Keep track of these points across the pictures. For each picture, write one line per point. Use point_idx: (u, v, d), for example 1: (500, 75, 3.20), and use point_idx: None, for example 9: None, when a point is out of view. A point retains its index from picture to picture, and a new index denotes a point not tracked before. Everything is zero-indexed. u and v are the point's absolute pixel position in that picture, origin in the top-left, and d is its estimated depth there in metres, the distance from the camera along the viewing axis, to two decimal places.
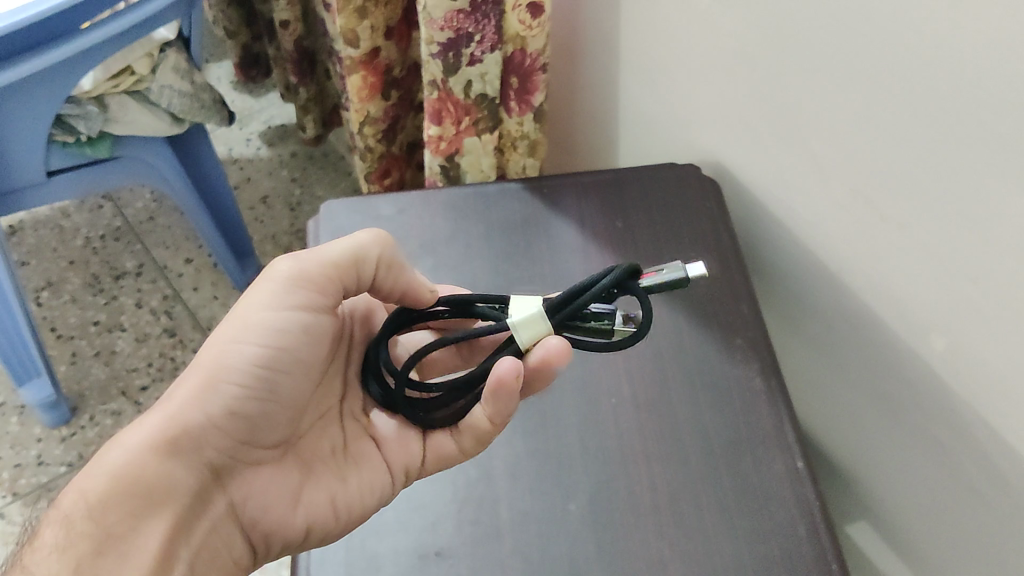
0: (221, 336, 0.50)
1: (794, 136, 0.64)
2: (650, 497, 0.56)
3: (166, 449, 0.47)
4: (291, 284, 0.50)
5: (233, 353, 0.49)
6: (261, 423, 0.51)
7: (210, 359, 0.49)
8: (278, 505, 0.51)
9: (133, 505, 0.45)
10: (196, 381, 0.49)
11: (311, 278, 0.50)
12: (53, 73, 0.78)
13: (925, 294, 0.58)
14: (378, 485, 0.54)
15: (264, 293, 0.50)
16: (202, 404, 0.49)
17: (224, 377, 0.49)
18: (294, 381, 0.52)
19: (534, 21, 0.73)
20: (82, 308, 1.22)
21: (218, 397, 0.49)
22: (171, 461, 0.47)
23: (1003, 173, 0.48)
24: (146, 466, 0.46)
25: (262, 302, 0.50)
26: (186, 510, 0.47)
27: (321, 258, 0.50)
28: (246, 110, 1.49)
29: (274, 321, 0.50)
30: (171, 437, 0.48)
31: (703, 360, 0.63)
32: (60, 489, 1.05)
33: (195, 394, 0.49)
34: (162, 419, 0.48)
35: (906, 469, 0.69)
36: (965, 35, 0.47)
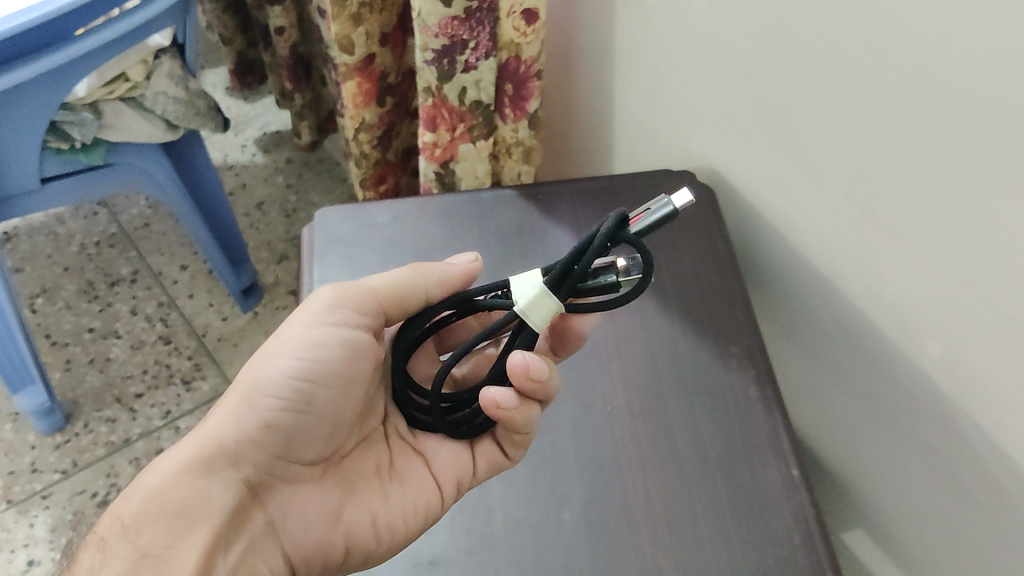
0: (260, 354, 0.50)
1: (789, 143, 0.64)
2: (644, 505, 0.56)
3: (200, 469, 0.48)
4: (331, 304, 0.50)
5: (270, 369, 0.49)
6: (297, 438, 0.50)
7: (248, 377, 0.50)
8: (320, 523, 0.51)
9: (167, 523, 0.45)
10: (232, 401, 0.50)
11: (352, 300, 0.50)
12: (47, 79, 0.78)
13: (920, 301, 0.58)
14: (420, 500, 0.53)
15: (303, 313, 0.50)
16: (234, 422, 0.49)
17: (261, 390, 0.49)
18: (335, 397, 0.51)
19: (528, 28, 0.73)
20: (77, 315, 1.22)
21: (253, 414, 0.49)
22: (204, 480, 0.48)
23: (1000, 182, 0.48)
24: (179, 486, 0.47)
25: (302, 321, 0.50)
26: (225, 528, 0.47)
27: (361, 285, 0.50)
28: (241, 117, 1.49)
29: (312, 335, 0.49)
30: (204, 456, 0.48)
31: (697, 367, 0.63)
32: (53, 497, 1.04)
33: (232, 411, 0.49)
34: (198, 440, 0.49)
35: (902, 478, 0.69)
36: (959, 43, 0.46)
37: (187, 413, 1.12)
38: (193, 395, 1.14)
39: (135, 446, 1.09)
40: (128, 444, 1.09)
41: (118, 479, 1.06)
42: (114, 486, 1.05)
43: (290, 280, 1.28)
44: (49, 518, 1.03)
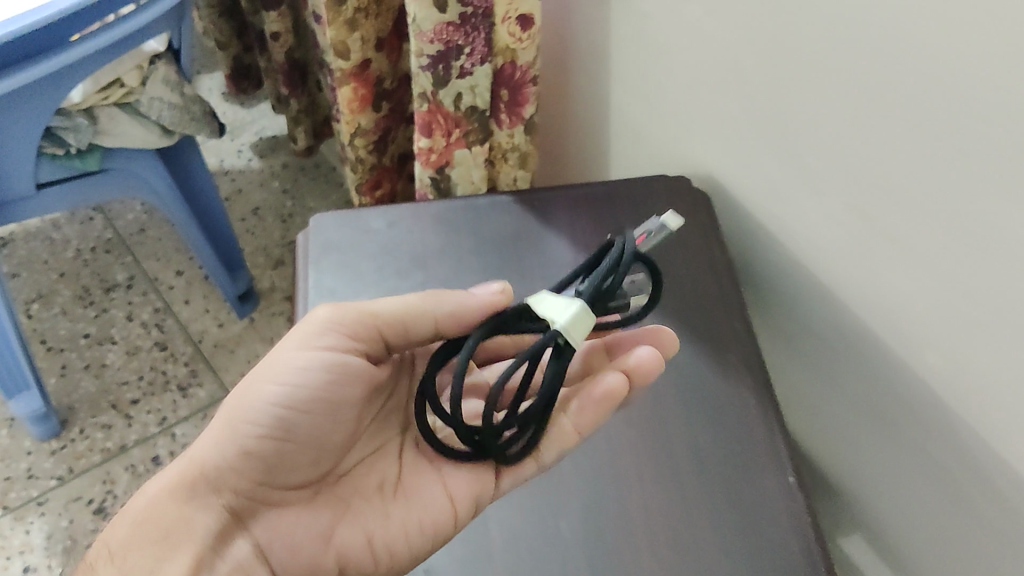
0: (247, 378, 0.51)
1: (784, 148, 0.63)
2: (641, 513, 0.56)
3: (182, 494, 0.50)
4: (319, 328, 0.50)
5: (250, 394, 0.50)
6: (279, 462, 0.51)
7: (231, 402, 0.51)
8: (309, 544, 0.51)
9: (147, 548, 0.48)
10: (215, 425, 0.51)
11: (342, 326, 0.50)
12: (41, 85, 0.78)
13: (917, 308, 0.58)
14: (428, 518, 0.51)
15: (292, 339, 0.51)
16: (214, 447, 0.50)
17: (241, 418, 0.50)
18: (318, 421, 0.51)
19: (523, 34, 0.73)
20: (72, 321, 1.21)
21: (233, 438, 0.50)
22: (187, 505, 0.50)
23: (998, 189, 0.48)
24: (159, 512, 0.49)
25: (289, 346, 0.51)
26: (207, 551, 0.49)
27: (355, 308, 0.51)
28: (237, 121, 1.49)
29: (294, 360, 0.50)
30: (187, 481, 0.50)
31: (693, 374, 0.63)
32: (49, 503, 1.04)
33: (214, 437, 0.51)
34: (184, 464, 0.51)
35: (899, 484, 0.69)
36: (955, 49, 0.46)
37: (183, 419, 1.12)
38: (189, 401, 1.14)
39: (131, 452, 1.09)
40: (124, 450, 1.09)
41: (114, 486, 1.06)
42: (110, 492, 1.05)
43: (286, 286, 1.27)
44: (45, 524, 1.02)
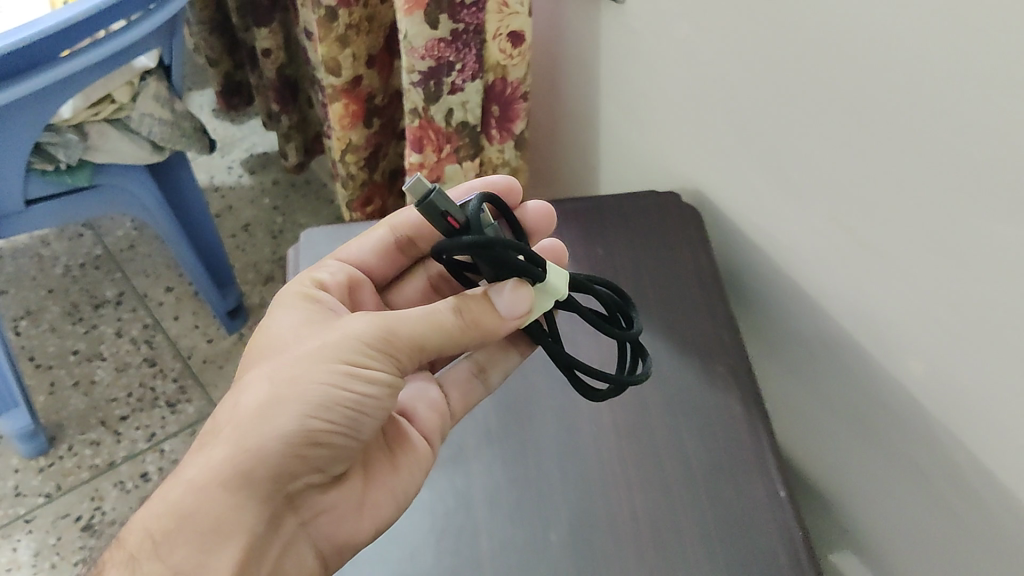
0: (307, 369, 0.46)
1: (771, 162, 0.64)
2: (631, 525, 0.56)
3: (234, 483, 0.45)
4: (378, 341, 0.46)
5: (317, 395, 0.45)
6: (336, 455, 0.47)
7: (291, 393, 0.45)
8: (348, 513, 0.50)
9: (199, 540, 0.44)
10: (271, 418, 0.45)
11: (411, 337, 0.46)
12: (32, 103, 0.78)
13: (905, 322, 0.58)
14: (425, 463, 0.53)
15: (352, 339, 0.46)
16: (277, 441, 0.45)
17: (311, 416, 0.45)
18: (379, 420, 0.47)
19: (514, 50, 0.74)
20: (61, 337, 1.21)
21: (295, 438, 0.45)
22: (238, 494, 0.45)
23: (982, 203, 0.48)
24: (210, 504, 0.44)
25: (351, 350, 0.46)
26: (256, 542, 0.46)
27: (417, 321, 0.46)
28: (227, 139, 1.50)
29: (364, 365, 0.45)
30: (240, 470, 0.45)
31: (683, 387, 0.63)
32: (36, 521, 1.03)
33: (271, 428, 0.45)
34: (230, 448, 0.45)
35: (889, 498, 0.68)
36: (936, 67, 0.47)
37: (172, 435, 1.12)
38: (178, 417, 1.13)
39: (119, 469, 1.08)
40: (112, 467, 1.08)
41: (102, 503, 1.05)
42: (97, 509, 1.04)
43: None
44: (31, 542, 1.01)
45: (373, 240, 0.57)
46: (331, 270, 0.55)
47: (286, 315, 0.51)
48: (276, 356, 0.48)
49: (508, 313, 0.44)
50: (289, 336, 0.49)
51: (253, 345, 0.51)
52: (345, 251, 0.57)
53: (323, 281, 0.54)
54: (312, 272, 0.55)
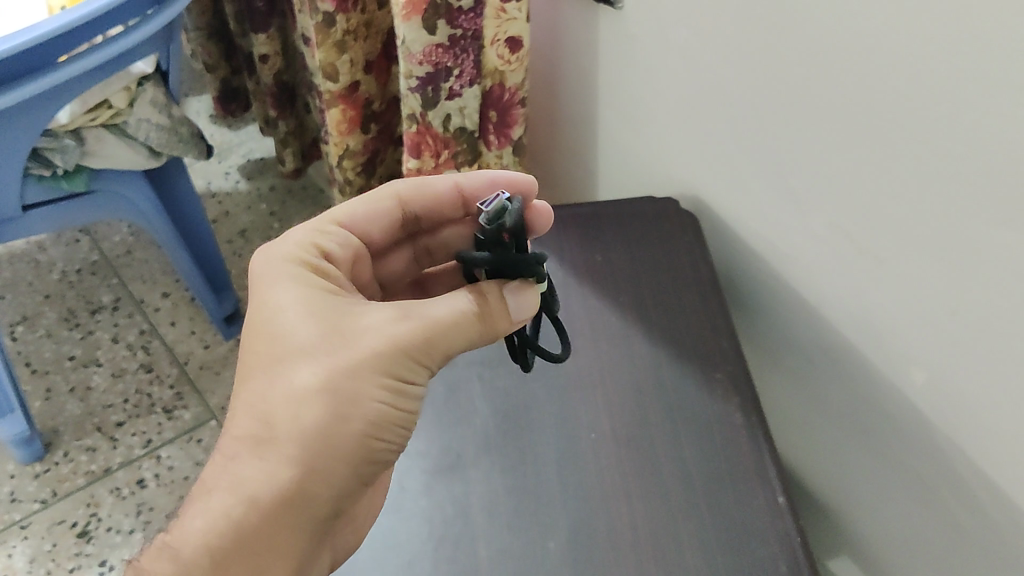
0: (361, 383, 0.44)
1: (770, 168, 0.64)
2: (630, 533, 0.55)
3: (299, 505, 0.44)
4: (421, 351, 0.45)
5: (374, 414, 0.45)
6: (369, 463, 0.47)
7: (350, 413, 0.44)
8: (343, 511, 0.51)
9: (260, 562, 0.43)
10: (335, 438, 0.44)
11: (446, 345, 0.46)
12: (29, 108, 0.78)
13: (903, 328, 0.58)
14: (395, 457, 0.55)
15: (399, 348, 0.45)
16: (340, 461, 0.44)
17: (368, 433, 0.45)
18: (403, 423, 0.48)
19: (512, 56, 0.73)
20: (57, 343, 1.21)
21: (355, 457, 0.45)
22: (302, 516, 0.44)
23: (983, 210, 0.48)
24: (275, 525, 0.43)
25: (401, 362, 0.45)
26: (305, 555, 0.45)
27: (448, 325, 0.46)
28: (225, 144, 1.50)
29: (410, 378, 0.45)
30: (305, 492, 0.44)
31: (681, 394, 0.63)
32: (32, 527, 1.03)
33: (332, 449, 0.44)
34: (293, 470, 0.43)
35: (889, 506, 0.68)
36: (935, 75, 0.47)
37: (169, 442, 1.11)
38: (174, 423, 1.13)
39: (115, 475, 1.08)
40: (108, 473, 1.08)
41: (98, 509, 1.04)
42: (94, 515, 1.04)
43: None
44: (27, 548, 1.01)
45: (378, 212, 0.55)
46: (338, 240, 0.53)
47: (299, 298, 0.47)
48: (311, 353, 0.45)
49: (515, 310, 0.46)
50: (314, 328, 0.46)
51: (259, 330, 0.47)
52: (345, 215, 0.55)
53: (329, 250, 0.52)
54: (314, 239, 0.52)
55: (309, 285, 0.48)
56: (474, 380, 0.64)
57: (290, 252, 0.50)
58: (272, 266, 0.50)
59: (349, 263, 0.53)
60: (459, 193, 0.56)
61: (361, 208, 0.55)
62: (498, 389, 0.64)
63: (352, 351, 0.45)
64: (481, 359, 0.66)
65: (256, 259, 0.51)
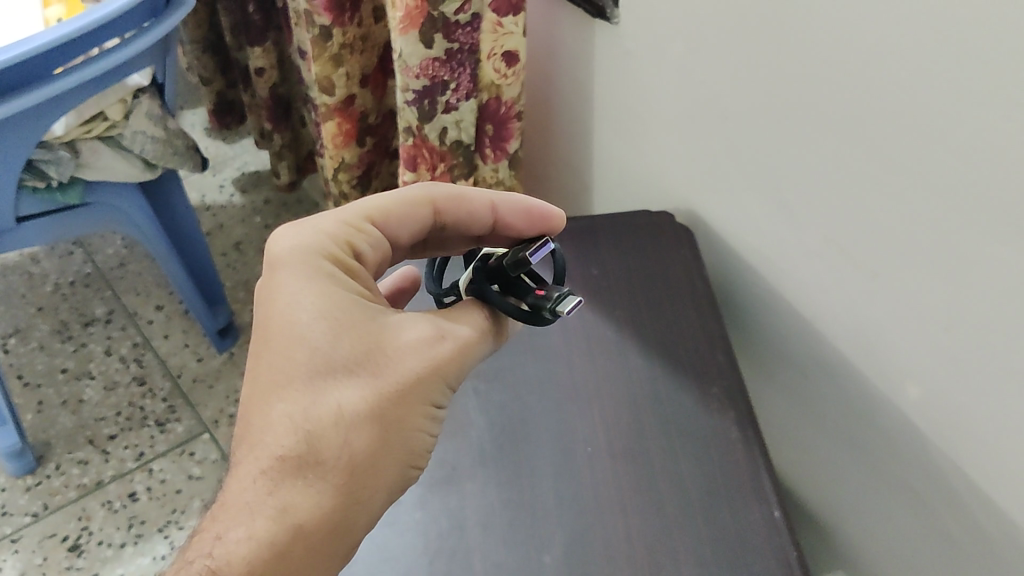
0: (405, 408, 0.43)
1: (765, 183, 0.64)
2: (626, 548, 0.55)
3: (343, 537, 0.41)
4: (452, 374, 0.45)
5: (413, 440, 0.44)
6: None
7: (394, 439, 0.43)
8: None
9: None
10: (380, 467, 0.42)
11: (467, 367, 0.46)
12: (23, 120, 0.78)
13: (897, 342, 0.58)
14: None
15: (438, 371, 0.44)
16: (380, 492, 0.42)
17: (406, 461, 0.44)
18: None
19: (509, 70, 0.74)
20: (50, 355, 1.21)
21: (392, 486, 0.43)
22: (343, 548, 0.41)
23: (979, 225, 0.48)
24: (325, 557, 0.40)
25: (438, 385, 0.44)
26: None
27: (474, 346, 0.46)
28: (220, 157, 1.50)
29: (438, 402, 0.45)
30: (349, 521, 0.41)
31: (677, 408, 0.63)
32: (23, 541, 1.02)
33: (380, 475, 0.42)
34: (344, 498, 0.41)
35: (883, 521, 0.68)
36: (930, 92, 0.47)
37: (161, 455, 1.11)
38: (167, 437, 1.13)
39: (107, 488, 1.07)
40: (100, 486, 1.07)
41: (89, 523, 1.04)
42: (85, 529, 1.03)
43: None
44: (18, 562, 1.00)
45: (416, 221, 0.51)
46: (370, 242, 0.49)
47: (336, 304, 0.44)
48: (354, 372, 0.43)
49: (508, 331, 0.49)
50: (355, 343, 0.43)
51: (281, 336, 0.43)
52: (380, 210, 0.50)
53: (359, 252, 0.48)
54: (346, 238, 0.48)
55: (345, 290, 0.45)
56: (470, 394, 0.64)
57: (322, 248, 0.46)
58: (300, 263, 0.46)
59: (376, 267, 0.50)
60: (492, 214, 0.52)
61: (396, 207, 0.51)
62: (495, 403, 0.64)
63: (398, 372, 0.43)
64: (477, 373, 0.65)
65: (275, 248, 0.47)
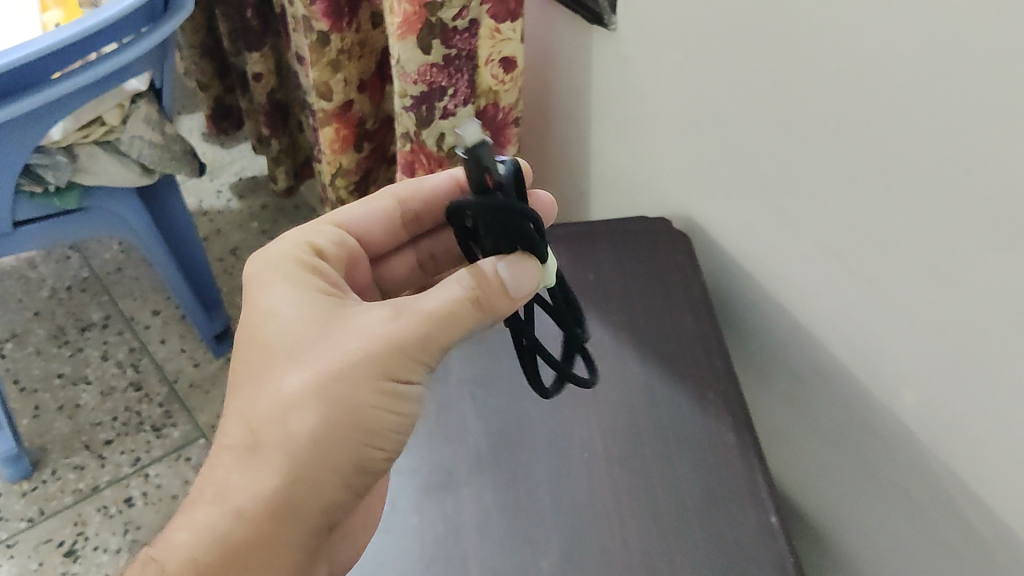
0: (355, 386, 0.44)
1: (761, 189, 0.64)
2: (622, 553, 0.55)
3: (288, 517, 0.43)
4: (418, 345, 0.44)
5: (369, 416, 0.44)
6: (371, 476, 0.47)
7: (342, 418, 0.44)
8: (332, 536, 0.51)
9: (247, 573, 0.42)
10: (326, 445, 0.43)
11: (439, 340, 0.45)
12: (21, 124, 0.78)
13: (892, 348, 0.59)
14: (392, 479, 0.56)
15: (393, 347, 0.44)
16: (331, 470, 0.44)
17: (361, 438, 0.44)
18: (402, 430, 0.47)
19: (506, 75, 0.75)
20: (46, 360, 1.21)
21: (348, 464, 0.44)
22: (294, 527, 0.43)
23: (974, 232, 0.49)
24: (266, 536, 0.43)
25: (394, 360, 0.44)
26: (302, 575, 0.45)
27: (445, 316, 0.44)
28: (217, 162, 1.50)
29: (401, 378, 0.45)
30: (297, 502, 0.43)
31: (673, 412, 0.63)
32: (19, 546, 1.02)
33: (328, 452, 0.43)
34: (285, 480, 0.43)
35: (879, 527, 0.69)
36: (925, 99, 0.48)
37: (157, 460, 1.11)
38: (164, 442, 1.12)
39: (103, 493, 1.07)
40: (96, 491, 1.07)
41: (86, 528, 1.04)
42: (80, 535, 1.03)
43: None
44: (13, 567, 1.00)
45: (380, 212, 0.56)
46: (332, 238, 0.53)
47: (293, 300, 0.47)
48: (300, 357, 0.45)
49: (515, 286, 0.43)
50: (305, 332, 0.45)
51: (250, 335, 0.47)
52: (347, 216, 0.56)
53: (320, 243, 0.52)
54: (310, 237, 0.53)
55: (303, 287, 0.48)
56: (466, 398, 0.64)
57: (287, 254, 0.50)
58: (269, 270, 0.50)
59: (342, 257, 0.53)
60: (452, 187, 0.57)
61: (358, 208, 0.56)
62: (491, 408, 0.64)
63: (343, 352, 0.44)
64: (473, 378, 0.66)
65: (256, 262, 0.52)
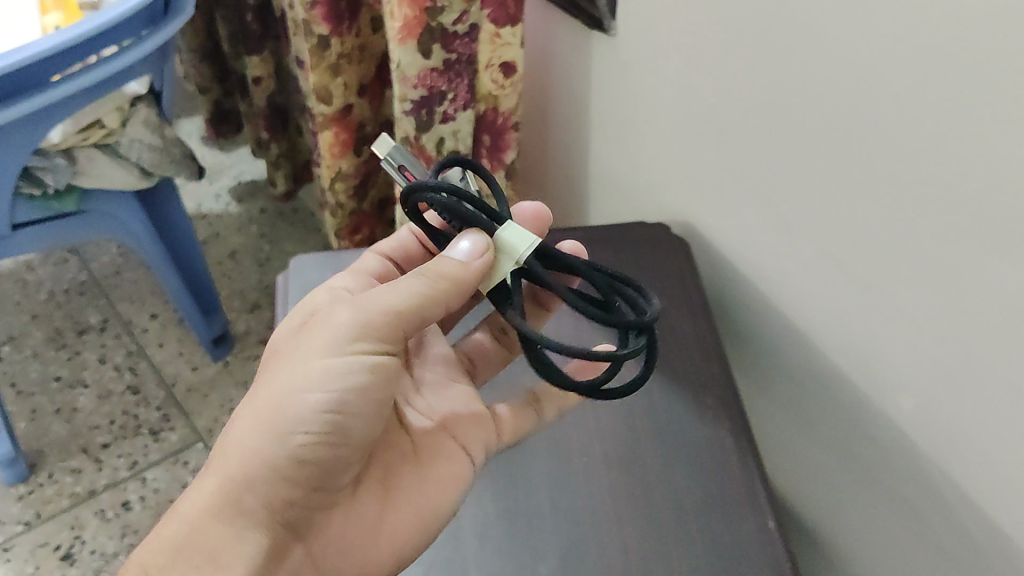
0: (286, 381, 0.46)
1: (760, 195, 0.64)
2: (620, 557, 0.55)
3: (221, 514, 0.45)
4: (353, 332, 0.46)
5: (296, 406, 0.45)
6: (333, 468, 0.47)
7: (269, 413, 0.46)
8: (362, 540, 0.49)
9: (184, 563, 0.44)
10: (249, 439, 0.46)
11: (377, 323, 0.46)
12: (19, 126, 0.78)
13: (890, 354, 0.59)
14: (460, 476, 0.53)
15: (326, 338, 0.46)
16: (256, 462, 0.45)
17: (287, 427, 0.45)
18: (367, 422, 0.47)
19: (506, 80, 0.75)
20: (44, 363, 1.20)
21: (275, 455, 0.45)
22: (229, 522, 0.45)
23: (973, 239, 0.49)
24: (200, 529, 0.45)
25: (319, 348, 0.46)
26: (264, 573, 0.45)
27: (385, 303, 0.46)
28: (217, 166, 1.50)
29: (333, 364, 0.46)
30: (230, 495, 0.45)
31: (672, 418, 0.63)
32: (15, 549, 1.02)
33: (255, 447, 0.45)
34: (217, 481, 0.46)
35: (877, 535, 0.68)
36: (923, 106, 0.48)
37: (155, 464, 1.11)
38: (161, 445, 1.12)
39: (100, 497, 1.07)
40: (93, 495, 1.07)
41: (82, 532, 1.04)
42: (77, 538, 1.03)
43: (261, 329, 1.26)
44: (10, 570, 1.00)
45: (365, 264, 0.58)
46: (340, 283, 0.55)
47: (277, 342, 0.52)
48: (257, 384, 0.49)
49: (465, 257, 0.43)
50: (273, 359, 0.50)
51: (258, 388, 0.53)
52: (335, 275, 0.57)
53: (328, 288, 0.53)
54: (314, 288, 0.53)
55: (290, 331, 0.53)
56: None
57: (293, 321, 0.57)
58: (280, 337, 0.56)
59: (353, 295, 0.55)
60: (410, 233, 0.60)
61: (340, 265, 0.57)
62: None
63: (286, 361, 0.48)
64: None
65: None
